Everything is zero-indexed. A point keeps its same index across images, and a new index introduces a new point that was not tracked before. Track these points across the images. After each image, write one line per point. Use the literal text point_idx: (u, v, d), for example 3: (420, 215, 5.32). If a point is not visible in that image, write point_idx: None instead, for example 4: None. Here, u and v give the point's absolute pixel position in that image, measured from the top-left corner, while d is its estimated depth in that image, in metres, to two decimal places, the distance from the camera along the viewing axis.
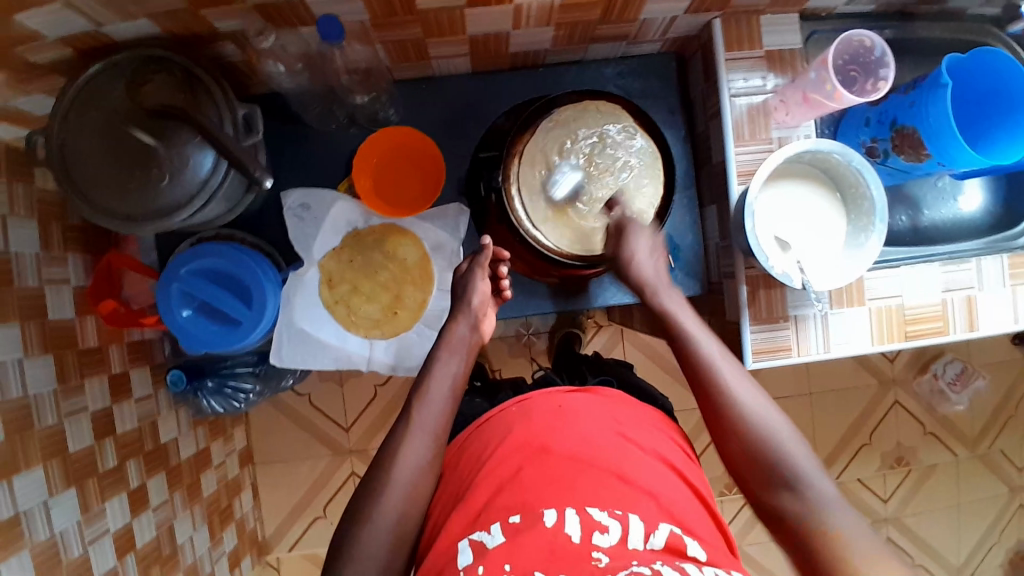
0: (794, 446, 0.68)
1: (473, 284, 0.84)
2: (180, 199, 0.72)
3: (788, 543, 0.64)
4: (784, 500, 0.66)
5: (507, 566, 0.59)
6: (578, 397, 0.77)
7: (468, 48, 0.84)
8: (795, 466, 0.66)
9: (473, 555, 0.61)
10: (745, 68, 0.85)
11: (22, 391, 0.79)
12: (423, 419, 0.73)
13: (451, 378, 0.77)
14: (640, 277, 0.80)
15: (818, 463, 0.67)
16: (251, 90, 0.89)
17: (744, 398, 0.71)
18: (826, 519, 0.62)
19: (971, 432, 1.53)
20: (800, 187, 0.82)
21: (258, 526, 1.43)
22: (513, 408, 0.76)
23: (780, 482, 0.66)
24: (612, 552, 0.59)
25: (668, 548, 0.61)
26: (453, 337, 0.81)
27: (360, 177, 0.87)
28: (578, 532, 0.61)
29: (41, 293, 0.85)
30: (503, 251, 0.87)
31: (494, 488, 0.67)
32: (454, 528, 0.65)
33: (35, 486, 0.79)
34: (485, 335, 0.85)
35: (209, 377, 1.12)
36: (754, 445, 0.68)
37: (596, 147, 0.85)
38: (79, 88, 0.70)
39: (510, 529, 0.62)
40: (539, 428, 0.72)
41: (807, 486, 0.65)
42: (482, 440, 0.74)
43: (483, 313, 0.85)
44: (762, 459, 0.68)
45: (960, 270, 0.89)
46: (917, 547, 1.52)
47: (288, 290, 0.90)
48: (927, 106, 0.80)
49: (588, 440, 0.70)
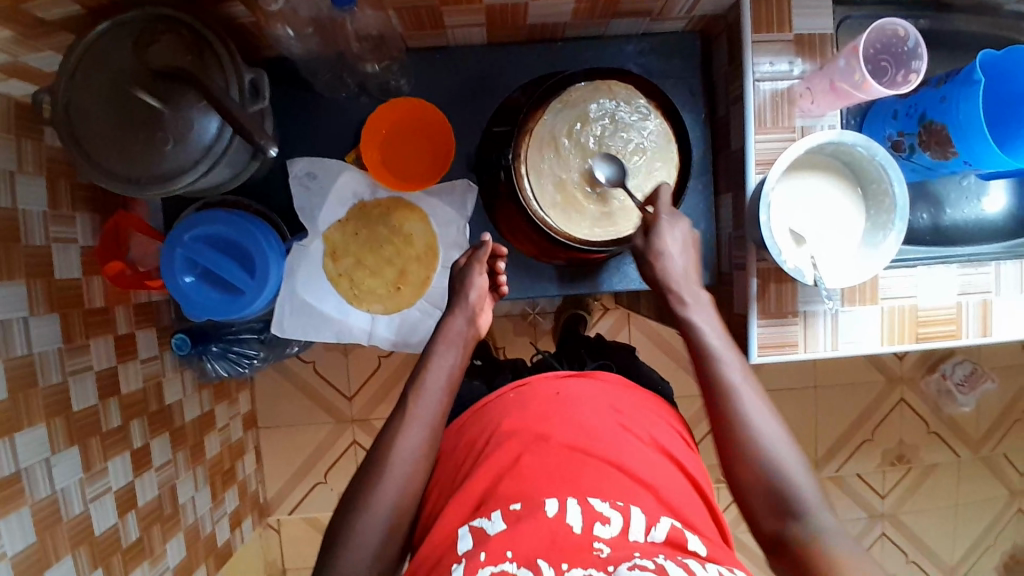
0: (801, 475, 0.66)
1: (471, 279, 0.83)
2: (184, 163, 0.70)
3: (790, 573, 0.64)
4: (789, 529, 0.64)
5: (508, 553, 0.57)
6: (576, 383, 0.77)
7: (484, 18, 0.81)
8: (803, 500, 0.65)
9: (473, 542, 0.60)
10: (773, 52, 0.81)
11: (27, 349, 0.80)
12: (417, 411, 0.73)
13: (448, 370, 0.77)
14: (668, 274, 0.78)
15: (823, 496, 0.66)
16: (261, 53, 0.86)
17: (755, 414, 0.69)
18: (831, 552, 0.61)
19: (975, 434, 1.52)
20: (821, 182, 0.80)
21: (259, 488, 1.45)
22: (510, 395, 0.76)
23: (787, 509, 0.65)
24: (612, 544, 0.58)
25: (669, 542, 0.61)
26: (449, 330, 0.81)
27: (368, 150, 0.86)
28: (579, 522, 0.60)
29: (48, 251, 0.84)
30: (500, 247, 0.87)
31: (494, 477, 0.66)
32: (455, 515, 0.65)
33: (38, 443, 0.80)
34: (481, 328, 0.84)
35: (215, 342, 1.11)
36: (763, 470, 0.67)
37: (608, 129, 0.83)
38: (87, 48, 0.69)
39: (511, 517, 0.61)
40: (539, 416, 0.71)
41: (812, 518, 0.64)
42: (480, 424, 0.75)
43: (480, 307, 0.84)
44: (769, 485, 0.66)
45: (978, 273, 0.87)
46: (912, 544, 1.52)
47: (292, 261, 0.89)
48: (957, 102, 0.77)
49: (585, 428, 0.70)
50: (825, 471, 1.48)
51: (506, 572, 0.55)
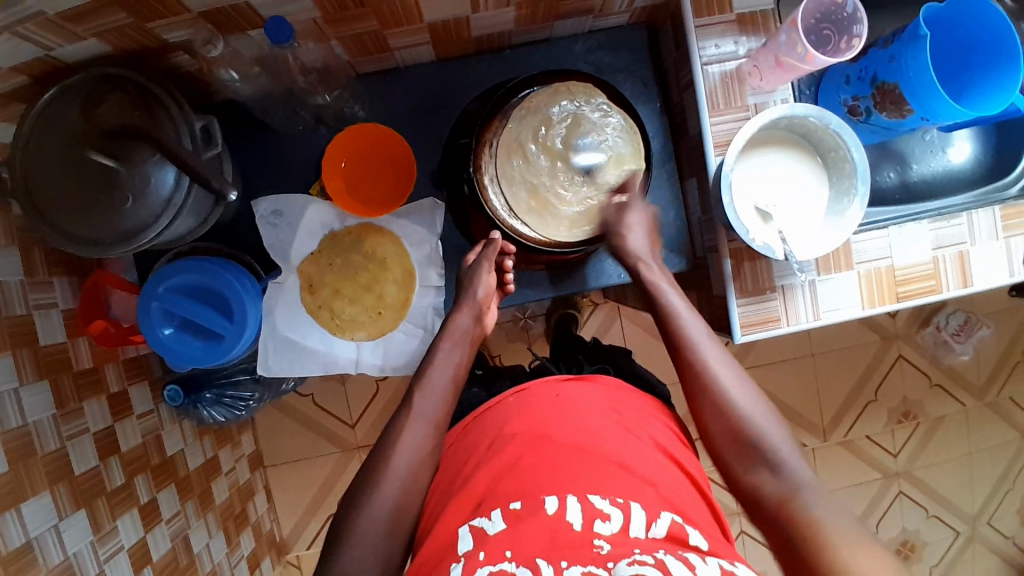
0: (767, 424, 0.71)
1: (479, 277, 0.85)
2: (146, 218, 0.71)
3: (766, 530, 0.66)
4: (761, 479, 0.68)
5: (508, 553, 0.58)
6: (574, 386, 0.77)
7: (429, 36, 0.81)
8: (773, 448, 0.69)
9: (474, 541, 0.61)
10: (716, 34, 0.81)
11: (21, 420, 0.79)
12: (421, 406, 0.75)
13: (453, 368, 0.80)
14: (626, 250, 0.86)
15: (791, 445, 0.70)
16: (213, 98, 0.87)
17: (726, 377, 0.74)
18: (802, 500, 0.65)
19: (976, 381, 1.52)
20: (783, 156, 0.80)
21: (274, 526, 1.44)
22: (510, 399, 0.76)
23: (758, 461, 0.69)
24: (613, 540, 0.59)
25: (670, 537, 0.61)
26: (455, 328, 0.83)
27: (330, 181, 0.86)
28: (579, 519, 0.60)
29: (29, 320, 0.84)
30: (510, 245, 0.86)
31: (494, 477, 0.66)
32: (454, 517, 0.65)
33: (44, 511, 0.80)
34: (487, 326, 0.87)
35: (207, 389, 1.11)
36: (737, 427, 0.72)
37: (572, 129, 0.81)
38: (36, 116, 0.69)
39: (511, 516, 0.61)
40: (538, 419, 0.72)
41: (785, 471, 0.68)
42: (479, 430, 0.75)
43: (487, 304, 0.86)
44: (741, 438, 0.71)
45: (950, 226, 0.87)
46: (930, 499, 1.52)
47: (270, 299, 0.89)
48: (905, 60, 0.78)
49: (584, 428, 0.70)
50: (835, 438, 1.48)
51: (504, 571, 0.56)
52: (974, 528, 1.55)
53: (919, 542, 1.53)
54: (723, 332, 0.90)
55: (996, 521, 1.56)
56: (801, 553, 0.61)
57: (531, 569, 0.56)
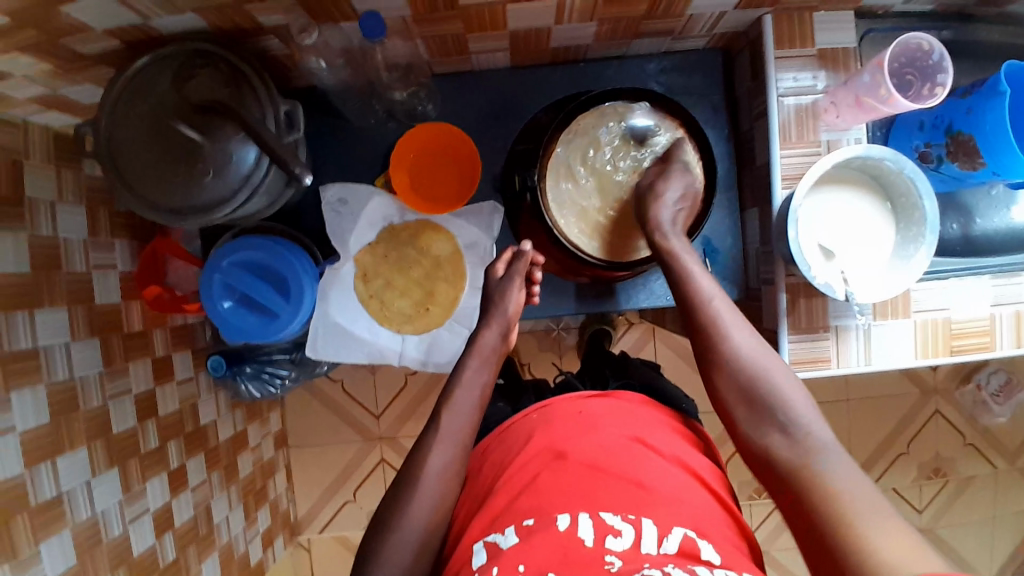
0: (792, 403, 0.67)
1: (509, 293, 0.85)
2: (223, 193, 0.73)
3: (790, 511, 0.62)
4: (774, 443, 0.66)
5: (521, 567, 0.58)
6: (598, 403, 0.77)
7: (508, 43, 0.83)
8: (786, 408, 0.67)
9: (487, 556, 0.62)
10: (795, 67, 0.81)
11: (68, 374, 0.82)
12: (449, 426, 0.75)
13: (478, 388, 0.78)
14: (653, 218, 0.81)
15: (808, 405, 0.67)
16: (292, 83, 0.89)
17: (748, 356, 0.71)
18: (819, 463, 0.62)
19: (1012, 446, 1.48)
20: (850, 196, 0.80)
21: (290, 507, 1.46)
22: (533, 416, 0.77)
23: (771, 422, 0.67)
24: (624, 557, 0.58)
25: (682, 553, 0.60)
26: (482, 346, 0.82)
27: (396, 172, 0.88)
28: (591, 535, 0.60)
29: (88, 278, 0.87)
30: (539, 256, 0.87)
31: (513, 494, 0.67)
32: (474, 530, 0.66)
33: (79, 468, 0.82)
34: (511, 343, 0.86)
35: (247, 363, 1.13)
36: (745, 384, 0.70)
37: (619, 150, 0.85)
38: (127, 82, 0.72)
39: (523, 531, 0.62)
40: (559, 435, 0.72)
41: (801, 431, 0.65)
42: (504, 446, 0.75)
43: (513, 322, 0.85)
44: (750, 396, 0.69)
45: (1010, 284, 0.86)
46: (950, 560, 1.48)
47: (325, 283, 0.91)
48: (983, 113, 0.77)
49: (603, 446, 0.70)
50: None
51: None
52: None
53: None
54: None
55: None
56: (815, 519, 0.58)
57: None
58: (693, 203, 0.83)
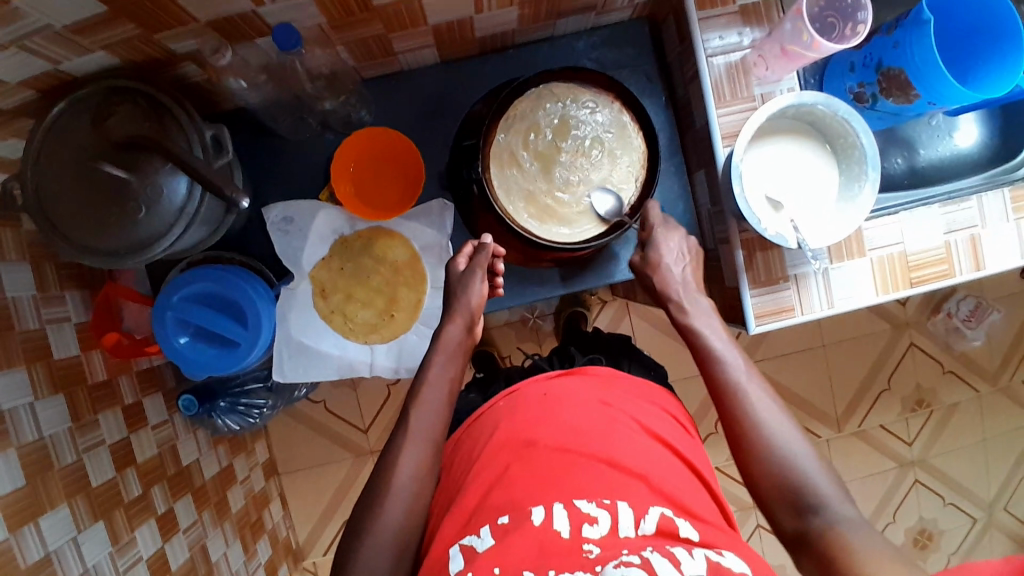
0: (808, 462, 0.69)
1: (471, 286, 0.81)
2: (160, 228, 0.71)
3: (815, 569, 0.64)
4: (808, 521, 0.66)
5: (496, 569, 0.57)
6: (563, 382, 0.77)
7: (432, 39, 0.82)
8: (815, 488, 0.67)
9: (464, 560, 0.60)
10: (720, 26, 0.82)
11: (37, 434, 0.80)
12: (417, 427, 0.74)
13: (446, 383, 0.78)
14: (668, 286, 0.82)
15: (838, 487, 0.67)
16: (220, 107, 0.87)
17: (773, 424, 0.71)
18: (848, 538, 0.62)
19: (989, 367, 1.51)
20: (789, 145, 0.80)
21: (290, 534, 1.44)
22: (501, 403, 0.77)
23: (802, 502, 0.67)
24: (602, 543, 0.59)
25: (660, 532, 0.60)
26: (447, 341, 0.80)
27: (339, 184, 0.87)
28: (567, 527, 0.60)
29: (43, 334, 0.84)
30: (499, 248, 0.84)
31: (485, 490, 0.66)
32: (448, 533, 0.65)
33: (63, 524, 0.80)
34: (478, 334, 0.84)
35: (221, 397, 1.11)
36: (777, 469, 0.69)
37: (560, 130, 0.83)
38: (45, 131, 0.69)
39: (499, 532, 0.61)
40: (525, 423, 0.71)
41: (832, 509, 0.65)
42: (473, 437, 0.75)
43: (478, 314, 0.82)
44: (783, 478, 0.68)
45: (960, 210, 0.87)
46: (946, 487, 1.51)
47: (283, 305, 0.90)
48: (910, 45, 0.78)
49: (572, 426, 0.70)
50: (849, 428, 1.48)
51: None
52: (992, 514, 1.54)
53: (936, 531, 1.52)
54: (736, 324, 0.90)
55: (1013, 508, 1.55)
56: None
57: None
58: (698, 258, 0.86)
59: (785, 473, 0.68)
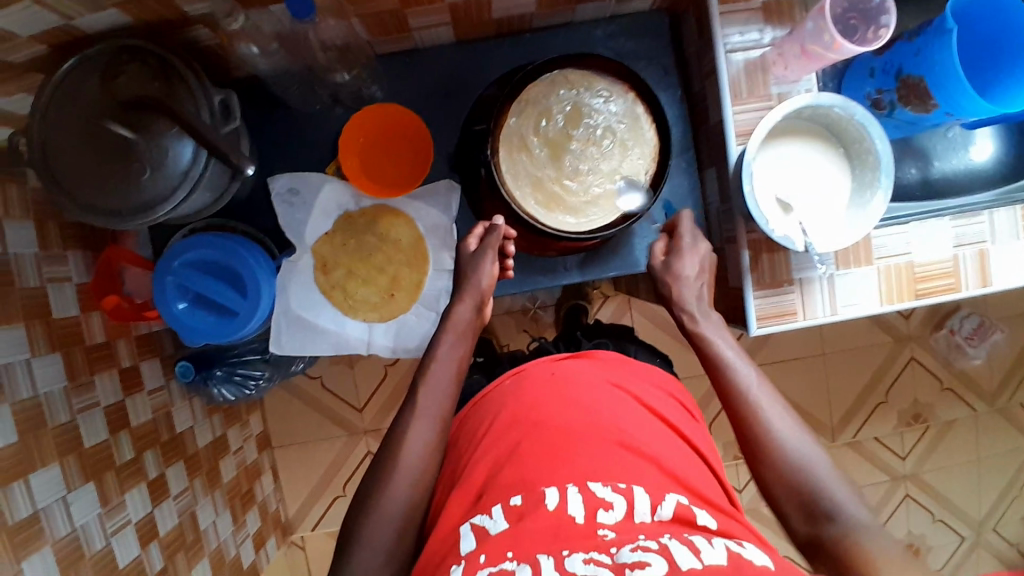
0: (824, 465, 0.69)
1: (482, 266, 0.82)
2: (163, 191, 0.70)
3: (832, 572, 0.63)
4: (821, 526, 0.66)
5: (509, 553, 0.56)
6: (572, 363, 0.77)
7: (449, 17, 0.81)
8: (828, 492, 0.67)
9: (475, 540, 0.60)
10: (741, 22, 0.81)
11: (32, 392, 0.80)
12: (425, 404, 0.74)
13: (454, 362, 0.78)
14: (679, 299, 0.82)
15: (853, 492, 0.67)
16: (232, 75, 0.87)
17: (786, 429, 0.72)
18: (860, 544, 0.62)
19: (988, 387, 1.50)
20: (805, 148, 0.79)
21: (279, 507, 1.45)
22: (507, 382, 0.76)
23: (815, 506, 0.67)
24: (618, 528, 0.58)
25: (677, 519, 0.60)
26: (456, 320, 0.81)
27: (346, 158, 0.86)
28: (582, 512, 0.59)
29: (44, 293, 0.84)
30: (511, 230, 0.84)
31: (495, 469, 0.66)
32: (456, 512, 0.64)
33: (52, 483, 0.80)
34: (487, 316, 0.85)
35: (218, 366, 1.11)
36: (791, 473, 0.69)
37: (572, 118, 0.82)
38: (54, 87, 0.68)
39: (512, 514, 0.60)
40: (531, 404, 0.71)
41: (843, 514, 0.65)
42: (478, 417, 0.75)
43: (488, 294, 0.83)
44: (796, 481, 0.69)
45: (971, 225, 0.86)
46: (936, 503, 1.51)
47: (283, 277, 0.89)
48: (932, 53, 0.77)
49: (583, 406, 0.70)
50: (843, 438, 1.47)
51: (505, 571, 0.54)
52: (980, 534, 1.54)
53: (924, 547, 1.51)
54: (737, 325, 0.89)
55: (1002, 528, 1.55)
56: None
57: (534, 564, 0.54)
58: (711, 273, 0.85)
59: (798, 477, 0.68)
